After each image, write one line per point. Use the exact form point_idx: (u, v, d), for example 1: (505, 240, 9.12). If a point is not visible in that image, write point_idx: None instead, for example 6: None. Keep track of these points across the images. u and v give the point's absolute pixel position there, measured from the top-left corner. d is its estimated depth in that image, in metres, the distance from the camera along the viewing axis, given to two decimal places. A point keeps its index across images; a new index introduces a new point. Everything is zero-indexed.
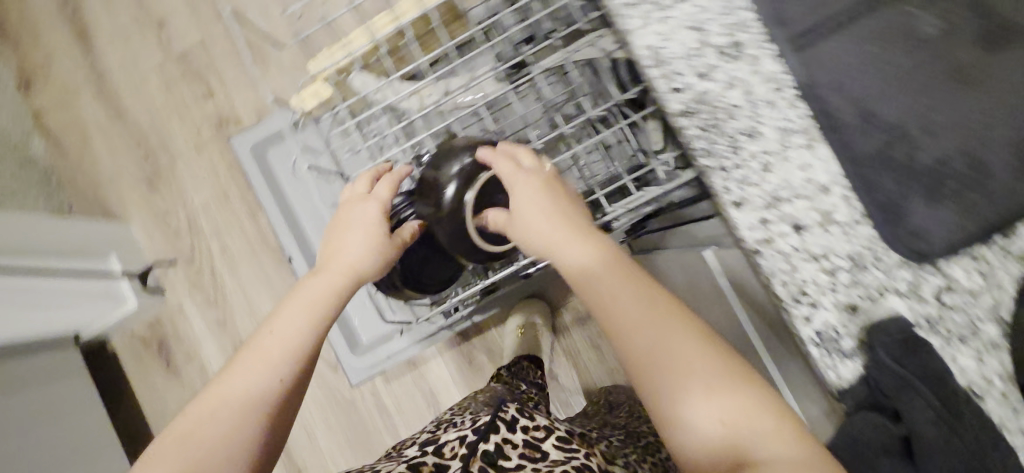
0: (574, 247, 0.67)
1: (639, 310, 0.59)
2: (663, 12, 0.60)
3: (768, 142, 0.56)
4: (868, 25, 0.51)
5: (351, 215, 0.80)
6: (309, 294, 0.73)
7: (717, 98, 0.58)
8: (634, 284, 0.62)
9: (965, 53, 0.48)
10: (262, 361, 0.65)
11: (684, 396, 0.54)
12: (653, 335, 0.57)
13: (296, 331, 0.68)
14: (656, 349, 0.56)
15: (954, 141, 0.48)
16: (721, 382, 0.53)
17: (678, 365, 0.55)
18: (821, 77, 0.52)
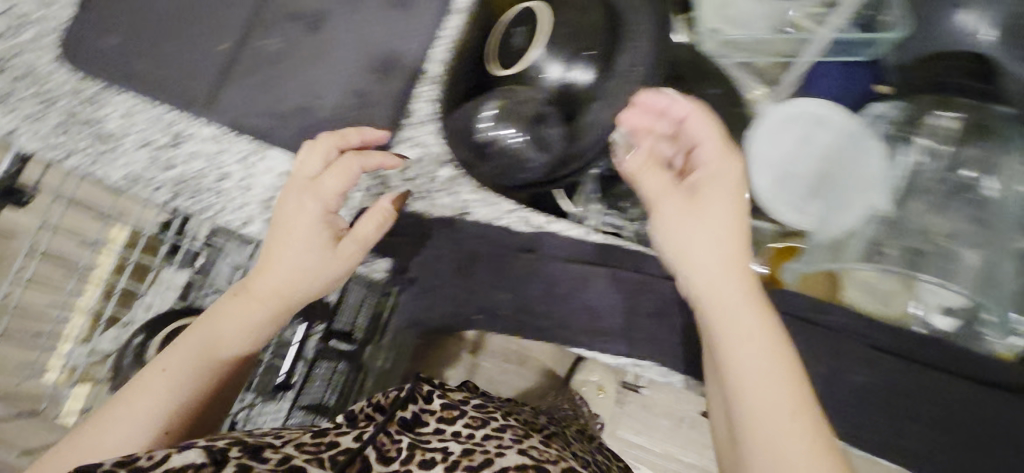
0: (699, 250, 0.51)
1: (725, 289, 0.49)
2: (107, 148, 0.70)
3: (236, 173, 0.69)
4: (235, 69, 0.71)
5: (280, 214, 0.57)
6: (229, 317, 0.53)
7: (208, 195, 0.69)
8: (725, 262, 0.50)
9: (289, 52, 0.71)
10: (99, 433, 0.47)
11: (759, 440, 0.42)
12: (741, 331, 0.47)
13: (145, 400, 0.48)
14: (744, 367, 0.45)
15: (332, 96, 0.70)
16: (789, 425, 0.42)
17: (749, 402, 0.44)
18: (232, 109, 0.69)
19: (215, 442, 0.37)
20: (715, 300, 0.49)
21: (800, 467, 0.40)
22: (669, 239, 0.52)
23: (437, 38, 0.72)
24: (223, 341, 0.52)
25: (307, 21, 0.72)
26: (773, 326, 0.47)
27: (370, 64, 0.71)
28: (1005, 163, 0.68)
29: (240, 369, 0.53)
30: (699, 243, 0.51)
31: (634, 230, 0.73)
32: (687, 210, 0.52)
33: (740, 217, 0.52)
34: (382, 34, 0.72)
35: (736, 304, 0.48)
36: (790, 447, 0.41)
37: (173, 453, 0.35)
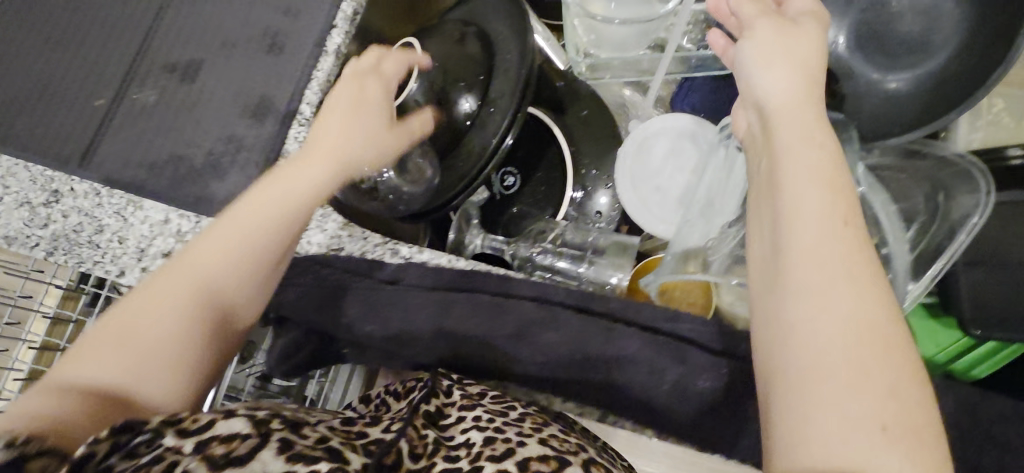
0: (791, 118, 0.45)
1: (816, 169, 0.41)
2: None
3: (114, 225, 0.70)
4: (112, 122, 0.73)
5: (340, 95, 0.63)
6: (264, 212, 0.50)
7: (84, 249, 0.69)
8: (795, 108, 0.46)
9: (164, 102, 0.73)
10: (134, 354, 0.42)
11: (804, 276, 0.37)
12: (798, 169, 0.41)
13: (163, 310, 0.44)
14: (826, 252, 0.37)
15: (204, 142, 0.71)
16: (842, 274, 0.36)
17: (814, 233, 0.38)
18: (107, 164, 0.71)
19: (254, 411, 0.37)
20: (799, 130, 0.44)
21: (853, 382, 0.33)
22: (750, 55, 0.50)
23: (311, 79, 0.74)
24: (250, 254, 0.48)
25: (180, 72, 0.74)
26: (844, 173, 0.41)
27: (242, 110, 0.73)
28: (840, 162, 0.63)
29: (273, 275, 0.51)
30: (772, 73, 0.48)
31: (510, 253, 0.75)
32: (776, 32, 0.50)
33: (818, 58, 0.49)
34: (255, 80, 0.74)
35: (802, 148, 0.42)
36: (837, 293, 0.36)
37: (219, 418, 0.36)
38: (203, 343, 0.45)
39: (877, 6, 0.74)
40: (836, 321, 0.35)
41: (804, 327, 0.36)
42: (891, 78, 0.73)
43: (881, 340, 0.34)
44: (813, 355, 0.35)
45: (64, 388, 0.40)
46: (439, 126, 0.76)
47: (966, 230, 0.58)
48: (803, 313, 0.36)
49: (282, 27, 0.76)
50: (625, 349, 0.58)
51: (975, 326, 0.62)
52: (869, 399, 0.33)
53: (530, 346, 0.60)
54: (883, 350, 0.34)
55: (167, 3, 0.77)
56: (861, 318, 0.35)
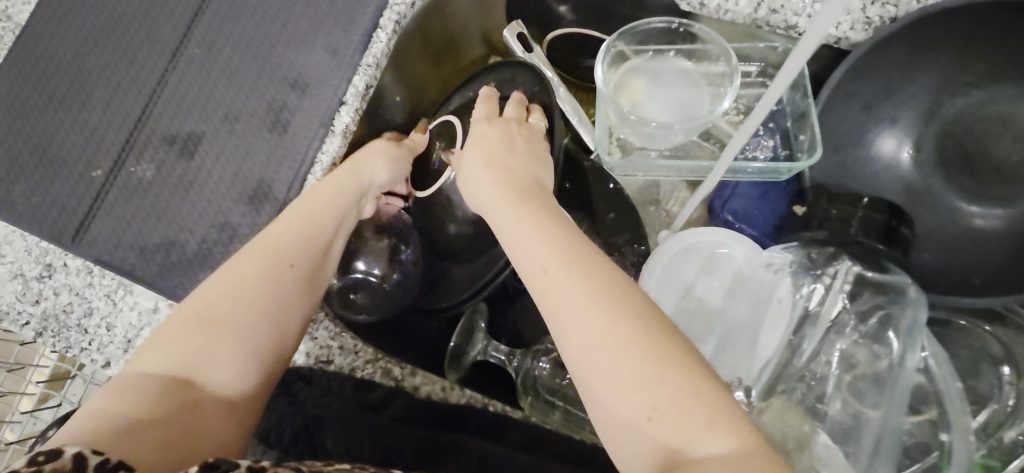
0: (503, 212, 0.50)
1: (535, 248, 0.45)
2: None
3: (103, 310, 0.67)
4: (111, 195, 0.69)
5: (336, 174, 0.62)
6: (302, 223, 0.58)
7: (72, 333, 0.67)
8: (507, 187, 0.53)
9: (161, 179, 0.69)
10: (196, 339, 0.49)
11: (554, 309, 0.41)
12: (518, 237, 0.46)
13: (174, 359, 0.48)
14: (566, 302, 0.40)
15: (198, 230, 0.67)
16: (592, 306, 0.39)
17: (548, 261, 0.43)
18: (100, 244, 0.68)
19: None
20: (506, 202, 0.51)
21: (643, 396, 0.36)
22: (472, 168, 0.58)
23: (315, 163, 0.68)
24: (300, 247, 0.57)
25: (179, 145, 0.70)
26: (551, 216, 0.48)
27: (239, 194, 0.68)
28: (903, 317, 0.56)
29: (314, 281, 0.57)
30: (484, 172, 0.56)
31: (516, 366, 0.68)
32: (483, 155, 0.58)
33: (520, 173, 0.56)
34: (256, 161, 0.69)
35: (507, 221, 0.49)
36: (577, 297, 0.40)
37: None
38: (260, 331, 0.52)
39: (973, 120, 0.62)
40: (592, 326, 0.39)
41: (574, 348, 0.39)
42: (978, 211, 0.62)
43: (620, 305, 0.39)
44: (593, 357, 0.38)
45: (133, 382, 0.47)
46: (465, 222, 0.69)
47: None
48: (569, 335, 0.40)
49: (287, 101, 0.70)
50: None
51: None
52: (643, 376, 0.37)
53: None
54: (630, 319, 0.39)
55: (171, 66, 0.72)
56: (605, 306, 0.39)
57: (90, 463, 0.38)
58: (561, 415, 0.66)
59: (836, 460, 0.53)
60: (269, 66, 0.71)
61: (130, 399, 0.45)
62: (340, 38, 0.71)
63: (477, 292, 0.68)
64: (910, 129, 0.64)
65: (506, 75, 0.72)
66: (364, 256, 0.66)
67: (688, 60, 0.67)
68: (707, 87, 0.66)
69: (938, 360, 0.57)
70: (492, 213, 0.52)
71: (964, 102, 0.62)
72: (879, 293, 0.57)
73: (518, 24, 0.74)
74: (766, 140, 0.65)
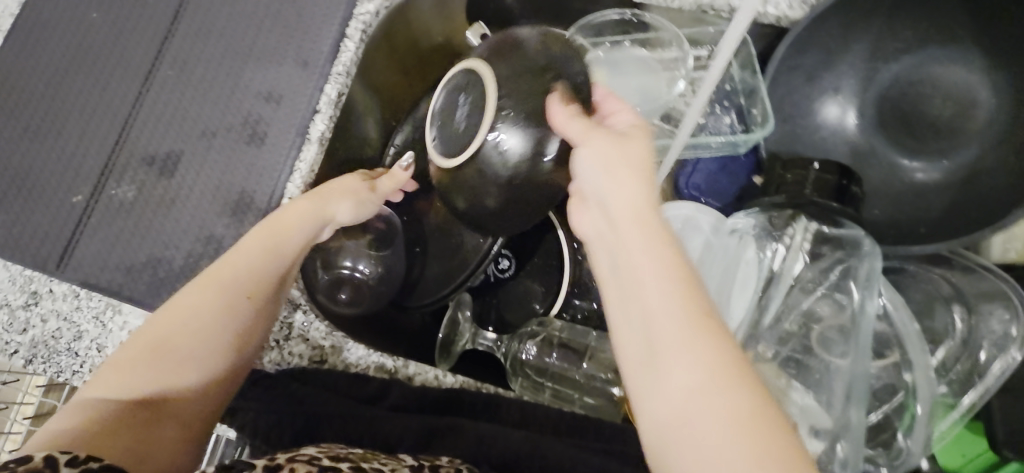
0: (626, 228, 0.38)
1: (653, 301, 0.35)
2: None
3: (91, 332, 0.68)
4: (94, 219, 0.70)
5: (297, 214, 0.60)
6: (268, 245, 0.58)
7: (63, 357, 0.67)
8: (644, 207, 0.39)
9: (144, 198, 0.71)
10: (150, 361, 0.51)
11: (671, 406, 0.34)
12: (651, 276, 0.36)
13: (125, 379, 0.50)
14: (679, 383, 0.34)
15: (184, 245, 0.69)
16: (710, 401, 0.32)
17: (709, 327, 0.34)
18: (85, 267, 0.69)
19: (338, 466, 0.47)
20: (626, 216, 0.39)
21: None
22: (592, 169, 0.41)
23: (294, 171, 0.70)
24: (257, 274, 0.56)
25: (158, 166, 0.71)
26: (688, 264, 0.36)
27: (222, 207, 0.70)
28: (861, 267, 0.60)
29: (266, 305, 0.57)
30: (609, 180, 0.40)
31: (504, 351, 0.72)
32: (609, 149, 0.41)
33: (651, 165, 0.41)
34: (236, 174, 0.70)
35: (639, 248, 0.37)
36: (713, 393, 0.33)
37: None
38: (209, 351, 0.53)
39: (905, 83, 0.67)
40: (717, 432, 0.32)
41: (676, 449, 0.33)
42: (917, 166, 0.67)
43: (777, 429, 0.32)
44: (696, 467, 0.32)
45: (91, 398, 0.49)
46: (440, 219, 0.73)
47: (1004, 361, 0.56)
48: (676, 433, 0.33)
49: (262, 114, 0.72)
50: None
51: (1007, 447, 0.58)
52: None
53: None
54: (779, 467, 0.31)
55: (145, 89, 0.74)
56: (749, 409, 0.32)
57: (60, 461, 0.40)
58: (551, 393, 0.69)
59: (812, 406, 0.57)
60: (242, 82, 0.73)
61: (89, 410, 0.48)
62: (309, 51, 0.74)
63: (462, 281, 0.72)
64: (851, 96, 0.69)
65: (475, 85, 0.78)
66: (350, 255, 0.66)
67: (643, 48, 0.71)
68: (663, 71, 0.70)
69: (897, 304, 0.61)
70: (615, 238, 0.39)
71: (897, 67, 0.67)
72: (837, 247, 0.62)
73: (478, 26, 0.75)
74: (724, 116, 0.70)
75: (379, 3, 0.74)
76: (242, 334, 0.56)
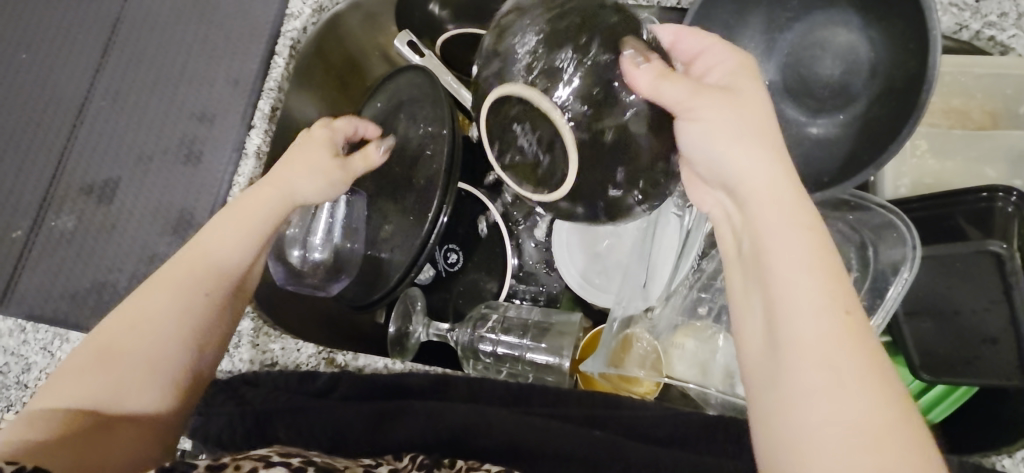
0: (756, 191, 0.42)
1: (796, 266, 0.39)
2: None
3: (40, 363, 0.66)
4: (37, 252, 0.72)
5: (256, 209, 0.58)
6: (230, 250, 0.56)
7: (13, 390, 0.66)
8: (780, 180, 0.42)
9: (84, 227, 0.72)
10: (108, 370, 0.51)
11: (797, 357, 0.37)
12: (790, 252, 0.39)
13: (83, 388, 0.50)
14: (808, 340, 0.37)
15: (129, 267, 0.71)
16: (835, 362, 0.36)
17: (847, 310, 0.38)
18: (30, 299, 0.70)
19: (289, 461, 0.45)
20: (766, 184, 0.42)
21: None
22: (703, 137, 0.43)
23: (233, 185, 0.72)
24: (214, 268, 0.56)
25: (97, 193, 0.73)
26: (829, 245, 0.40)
27: (163, 227, 0.72)
28: None
29: (228, 302, 0.57)
30: (737, 153, 0.42)
31: (455, 339, 0.74)
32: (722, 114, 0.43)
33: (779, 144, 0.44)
34: (174, 193, 0.73)
35: (781, 226, 0.40)
36: (842, 367, 0.36)
37: (259, 467, 0.44)
38: (170, 356, 0.53)
39: (799, 48, 0.71)
40: (839, 399, 0.35)
41: (793, 416, 0.37)
42: (818, 122, 0.71)
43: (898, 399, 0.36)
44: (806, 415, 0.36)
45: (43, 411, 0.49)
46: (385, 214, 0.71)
47: (898, 285, 0.61)
48: (798, 402, 0.37)
49: (198, 133, 0.75)
50: (574, 442, 0.53)
51: (924, 371, 0.63)
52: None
53: (471, 448, 0.55)
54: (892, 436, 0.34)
55: (79, 121, 0.76)
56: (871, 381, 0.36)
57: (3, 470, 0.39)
58: (507, 372, 0.72)
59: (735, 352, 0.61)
60: (175, 104, 0.76)
61: (46, 418, 0.48)
62: (239, 70, 0.76)
63: (405, 275, 0.69)
64: (755, 65, 0.73)
65: (417, 91, 0.73)
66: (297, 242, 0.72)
67: None
68: None
69: None
70: (746, 212, 0.43)
71: (791, 35, 0.72)
72: None
73: (405, 32, 0.77)
74: None
75: (305, 20, 0.74)
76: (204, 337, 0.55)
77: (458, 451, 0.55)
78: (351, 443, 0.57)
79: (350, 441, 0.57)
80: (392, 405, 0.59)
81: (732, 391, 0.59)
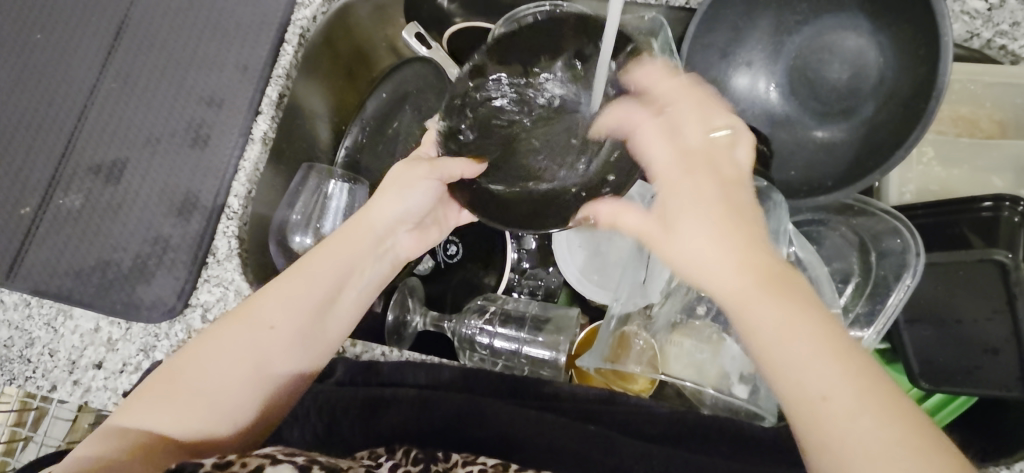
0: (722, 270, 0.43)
1: (775, 327, 0.40)
2: None
3: (43, 338, 0.69)
4: (48, 230, 0.72)
5: (343, 245, 0.60)
6: (307, 285, 0.56)
7: (15, 364, 0.68)
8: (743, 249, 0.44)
9: (90, 206, 0.73)
10: (183, 390, 0.52)
11: (809, 405, 0.38)
12: (766, 317, 0.40)
13: (159, 410, 0.51)
14: (812, 387, 0.38)
15: (135, 248, 0.71)
16: (844, 401, 0.37)
17: (825, 388, 0.38)
18: (35, 275, 0.71)
19: (295, 459, 0.45)
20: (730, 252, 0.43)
21: None
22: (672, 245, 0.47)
23: (239, 170, 0.73)
24: (299, 299, 0.56)
25: (105, 173, 0.74)
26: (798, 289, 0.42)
27: (168, 208, 0.73)
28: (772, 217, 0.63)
29: (314, 330, 0.56)
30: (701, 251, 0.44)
31: (452, 330, 0.74)
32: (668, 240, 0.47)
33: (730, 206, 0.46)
34: (180, 176, 0.74)
35: (756, 295, 0.41)
36: (849, 409, 0.37)
37: (267, 465, 0.44)
38: (242, 380, 0.53)
39: (807, 52, 0.71)
40: (863, 432, 0.36)
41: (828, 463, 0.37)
42: (824, 126, 0.71)
43: (913, 442, 0.36)
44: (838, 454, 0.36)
45: (121, 431, 0.50)
46: None
47: (900, 291, 0.61)
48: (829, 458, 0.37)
49: (205, 117, 0.75)
50: (569, 436, 0.53)
51: (924, 378, 0.62)
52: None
53: (464, 439, 0.55)
54: (914, 447, 0.36)
55: (90, 102, 0.77)
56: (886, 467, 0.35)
57: None
58: (504, 364, 0.72)
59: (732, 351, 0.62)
60: (184, 89, 0.76)
61: (123, 436, 0.50)
62: (248, 55, 0.76)
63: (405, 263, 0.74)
64: (762, 68, 0.74)
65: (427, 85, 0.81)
66: (296, 230, 0.73)
67: None
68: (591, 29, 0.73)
69: (805, 249, 0.66)
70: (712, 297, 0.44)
71: (800, 39, 0.71)
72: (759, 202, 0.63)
73: (414, 24, 0.77)
74: None
75: (316, 9, 0.75)
76: (280, 362, 0.54)
77: (457, 445, 0.55)
78: (353, 430, 0.57)
79: (353, 431, 0.57)
80: (393, 392, 0.58)
81: (727, 390, 0.59)
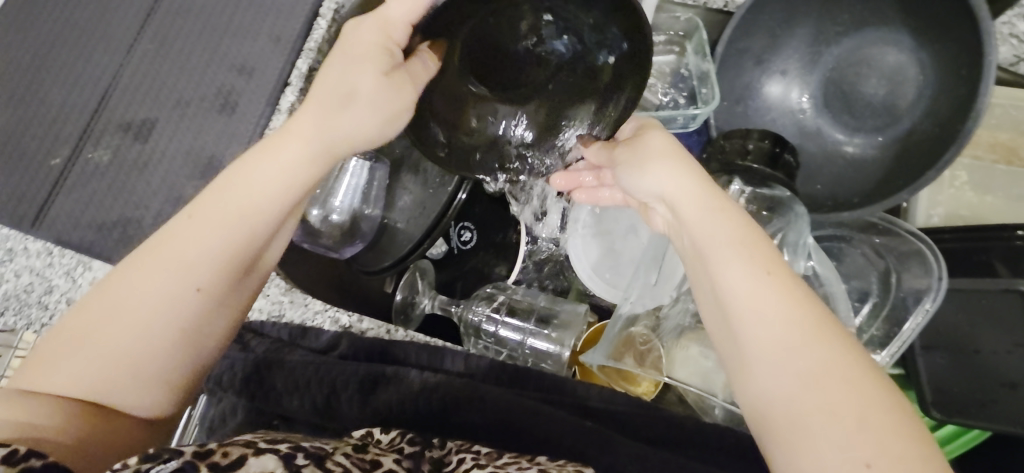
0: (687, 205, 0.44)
1: (734, 265, 0.40)
2: None
3: (63, 287, 0.69)
4: (76, 182, 0.74)
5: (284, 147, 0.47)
6: (235, 200, 0.45)
7: (32, 310, 0.68)
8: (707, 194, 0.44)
9: (117, 163, 0.75)
10: (107, 323, 0.43)
11: (764, 336, 0.37)
12: (726, 254, 0.40)
13: (82, 354, 0.42)
14: (764, 314, 0.38)
15: (156, 206, 0.73)
16: (790, 323, 0.37)
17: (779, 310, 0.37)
18: (59, 225, 0.73)
19: (278, 448, 0.36)
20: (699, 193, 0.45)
21: (834, 418, 0.34)
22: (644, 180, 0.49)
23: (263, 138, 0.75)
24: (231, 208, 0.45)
25: (134, 130, 0.76)
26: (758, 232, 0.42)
27: (192, 170, 0.74)
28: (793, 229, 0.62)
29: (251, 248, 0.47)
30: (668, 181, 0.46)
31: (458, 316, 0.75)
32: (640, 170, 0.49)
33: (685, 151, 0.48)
34: (206, 140, 0.75)
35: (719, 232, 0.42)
36: (794, 337, 0.36)
37: (250, 455, 0.34)
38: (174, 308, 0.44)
39: (844, 65, 0.69)
40: (811, 355, 0.36)
41: (767, 387, 0.37)
42: (854, 141, 0.70)
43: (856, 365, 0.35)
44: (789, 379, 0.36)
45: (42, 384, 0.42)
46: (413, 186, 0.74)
47: (919, 314, 0.59)
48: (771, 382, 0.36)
49: (234, 85, 0.76)
50: (563, 429, 0.53)
51: (935, 408, 0.62)
52: (859, 407, 0.34)
53: (459, 424, 0.54)
54: (852, 365, 0.35)
55: (125, 61, 0.78)
56: (827, 358, 0.35)
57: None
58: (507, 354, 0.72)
59: None
60: (216, 55, 0.77)
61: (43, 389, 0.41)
62: (281, 27, 0.77)
63: (419, 245, 0.72)
64: (797, 78, 0.72)
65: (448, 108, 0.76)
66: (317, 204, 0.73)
67: None
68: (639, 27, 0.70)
69: (824, 264, 0.64)
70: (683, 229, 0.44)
71: (838, 50, 0.69)
72: (778, 212, 0.62)
73: None
74: (677, 99, 0.73)
75: None
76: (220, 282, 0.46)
77: (452, 429, 0.54)
78: (344, 403, 0.57)
79: (342, 403, 0.57)
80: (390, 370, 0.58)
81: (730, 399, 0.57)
